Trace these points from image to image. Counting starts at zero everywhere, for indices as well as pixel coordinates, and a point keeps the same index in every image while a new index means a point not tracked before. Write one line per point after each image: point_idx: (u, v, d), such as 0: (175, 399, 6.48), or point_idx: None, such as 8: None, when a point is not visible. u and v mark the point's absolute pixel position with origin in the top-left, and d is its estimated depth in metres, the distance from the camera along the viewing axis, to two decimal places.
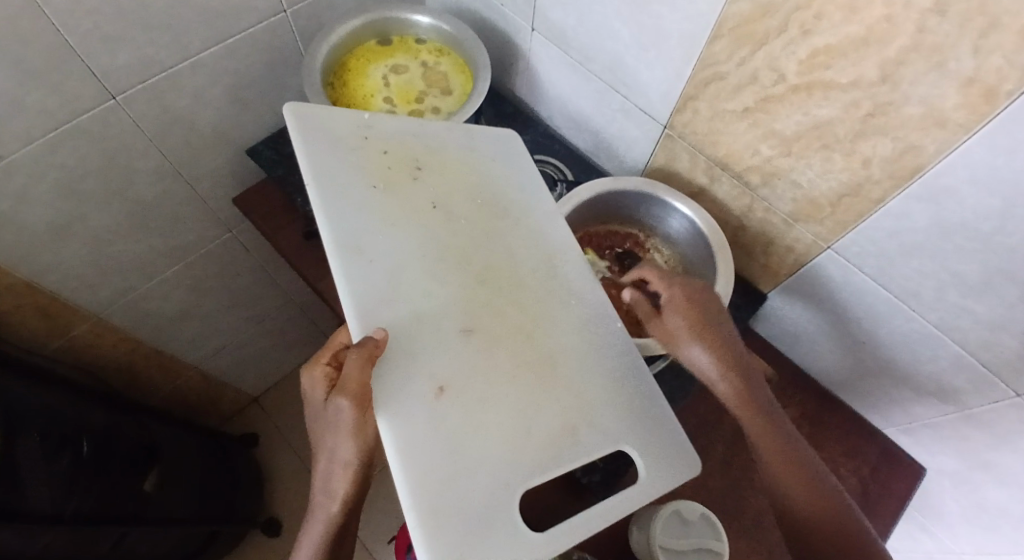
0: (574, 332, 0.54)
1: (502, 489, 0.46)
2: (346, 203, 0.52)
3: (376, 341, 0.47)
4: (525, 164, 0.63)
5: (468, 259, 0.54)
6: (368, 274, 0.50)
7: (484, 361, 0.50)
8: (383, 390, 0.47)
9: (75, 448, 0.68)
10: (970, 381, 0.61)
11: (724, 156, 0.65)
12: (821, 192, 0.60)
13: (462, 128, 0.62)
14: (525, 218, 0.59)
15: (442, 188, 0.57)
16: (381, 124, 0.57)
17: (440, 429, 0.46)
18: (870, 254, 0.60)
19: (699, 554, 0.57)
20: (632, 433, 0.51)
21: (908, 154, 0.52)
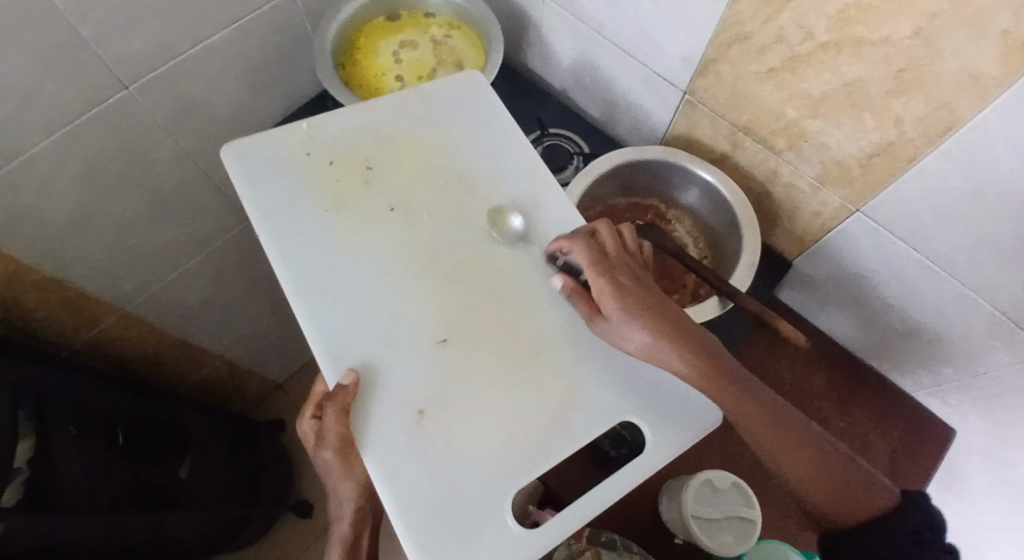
0: (563, 305, 0.52)
1: (494, 493, 0.45)
2: (300, 235, 0.52)
3: (346, 387, 0.46)
4: (493, 124, 0.59)
5: (438, 258, 0.53)
6: (332, 306, 0.49)
7: (464, 366, 0.49)
8: (362, 425, 0.46)
9: (109, 437, 0.69)
10: (1003, 343, 0.60)
11: (748, 121, 0.64)
12: (851, 154, 0.58)
13: (417, 103, 0.60)
14: (495, 190, 0.57)
15: (398, 187, 0.56)
16: (321, 133, 0.57)
17: (426, 448, 0.46)
18: (901, 217, 0.59)
19: (731, 522, 0.56)
20: (633, 405, 0.49)
21: (942, 111, 0.50)
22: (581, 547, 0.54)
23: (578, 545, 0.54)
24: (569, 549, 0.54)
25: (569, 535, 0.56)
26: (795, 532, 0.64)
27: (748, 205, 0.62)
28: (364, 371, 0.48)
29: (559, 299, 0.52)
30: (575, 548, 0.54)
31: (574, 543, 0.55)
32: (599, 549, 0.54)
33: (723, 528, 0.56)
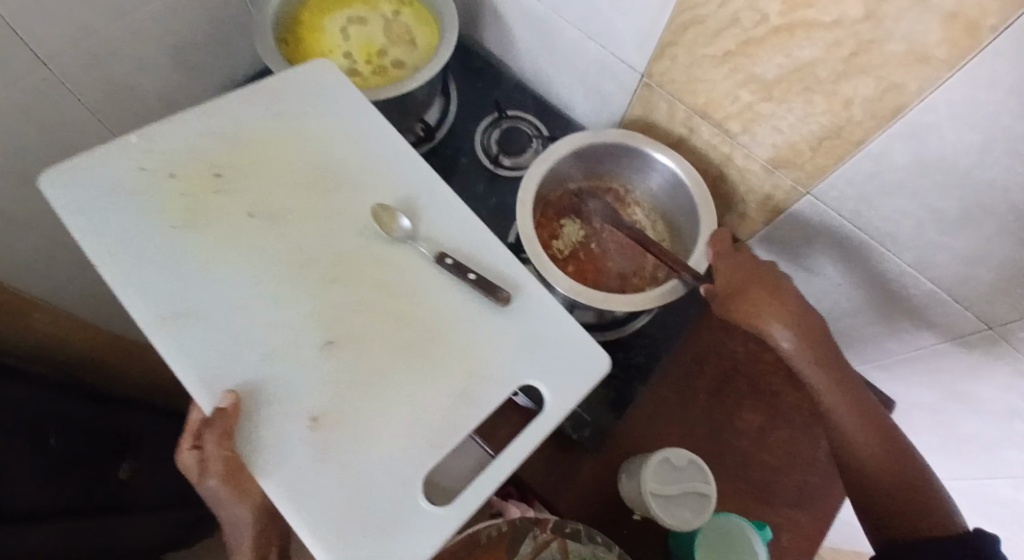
0: (445, 288, 0.52)
1: (405, 484, 0.45)
2: (153, 260, 0.48)
3: (225, 411, 0.44)
4: (345, 102, 0.58)
5: (313, 257, 0.51)
6: (195, 331, 0.47)
7: (351, 361, 0.48)
8: (251, 446, 0.44)
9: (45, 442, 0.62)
10: (943, 317, 0.63)
11: (703, 105, 0.64)
12: (803, 136, 0.60)
13: (262, 95, 0.56)
14: (362, 177, 0.55)
15: (255, 189, 0.53)
16: (150, 142, 0.52)
17: (326, 457, 0.45)
18: (851, 197, 0.60)
19: (688, 498, 0.56)
20: (528, 369, 0.51)
21: (889, 93, 0.52)
22: (546, 539, 0.53)
23: (543, 536, 0.53)
24: (534, 542, 0.52)
25: (532, 523, 0.53)
26: (751, 506, 0.65)
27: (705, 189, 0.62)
28: (244, 393, 0.46)
29: (447, 284, 0.52)
30: (540, 539, 0.53)
31: (538, 534, 0.53)
32: (565, 540, 0.53)
33: (680, 504, 0.56)
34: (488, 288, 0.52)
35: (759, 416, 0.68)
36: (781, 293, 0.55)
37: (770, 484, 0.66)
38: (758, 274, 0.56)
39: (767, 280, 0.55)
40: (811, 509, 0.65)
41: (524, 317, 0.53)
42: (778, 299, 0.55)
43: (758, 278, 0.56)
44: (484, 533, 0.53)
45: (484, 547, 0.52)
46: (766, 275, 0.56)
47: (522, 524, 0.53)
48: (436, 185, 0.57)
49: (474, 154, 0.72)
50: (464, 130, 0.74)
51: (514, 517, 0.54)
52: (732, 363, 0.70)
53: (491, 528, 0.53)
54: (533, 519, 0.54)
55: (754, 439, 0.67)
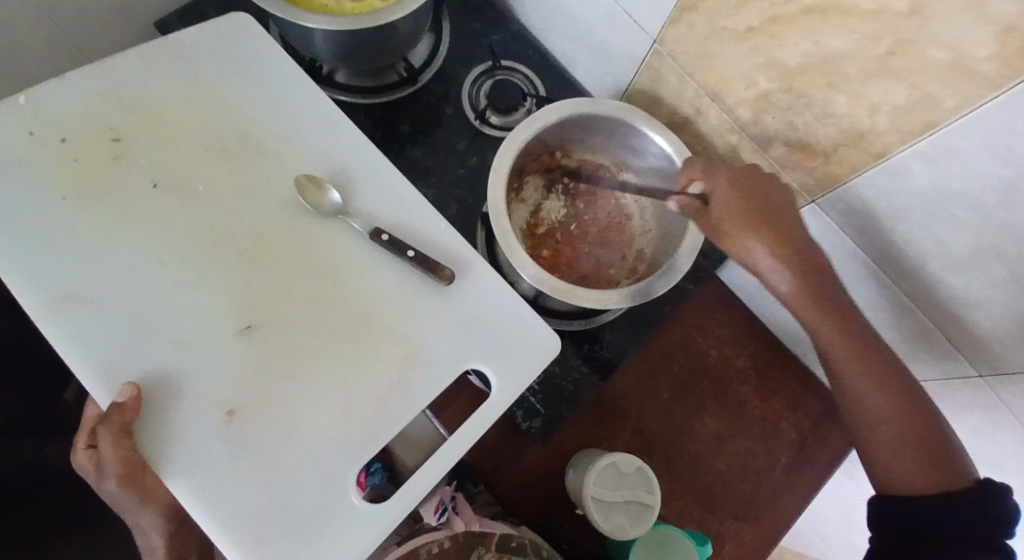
0: (370, 273, 0.53)
1: (337, 474, 0.48)
2: (61, 248, 0.49)
3: (124, 405, 0.45)
4: (257, 65, 0.57)
5: (229, 239, 0.52)
6: (93, 316, 0.48)
7: (268, 349, 0.50)
8: (155, 440, 0.46)
9: None
10: (930, 355, 0.60)
11: (715, 85, 0.57)
12: (817, 138, 0.53)
13: (164, 56, 0.55)
14: (281, 147, 0.55)
15: (158, 157, 0.53)
16: (39, 106, 0.51)
17: (245, 447, 0.47)
18: (858, 214, 0.55)
19: (629, 506, 0.55)
20: (468, 354, 0.52)
21: (921, 106, 0.45)
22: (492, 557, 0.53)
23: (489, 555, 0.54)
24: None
25: (477, 541, 0.54)
26: (692, 512, 0.64)
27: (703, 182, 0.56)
28: (144, 389, 0.47)
29: (384, 260, 0.53)
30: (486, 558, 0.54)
31: (483, 552, 0.54)
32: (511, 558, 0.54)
33: (621, 511, 0.55)
34: (430, 265, 0.52)
35: (719, 422, 0.66)
36: (781, 228, 0.51)
37: (717, 492, 0.65)
38: (765, 206, 0.51)
39: (774, 215, 0.51)
40: (754, 522, 0.64)
41: (462, 300, 0.53)
42: (777, 238, 0.51)
43: (757, 214, 0.51)
44: (424, 548, 0.53)
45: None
46: (769, 210, 0.51)
47: (466, 540, 0.54)
48: (366, 155, 0.56)
49: (458, 106, 0.66)
50: (451, 77, 0.67)
51: (458, 535, 0.54)
52: (700, 365, 0.68)
53: (433, 544, 0.54)
54: (478, 537, 0.54)
55: (708, 445, 0.66)
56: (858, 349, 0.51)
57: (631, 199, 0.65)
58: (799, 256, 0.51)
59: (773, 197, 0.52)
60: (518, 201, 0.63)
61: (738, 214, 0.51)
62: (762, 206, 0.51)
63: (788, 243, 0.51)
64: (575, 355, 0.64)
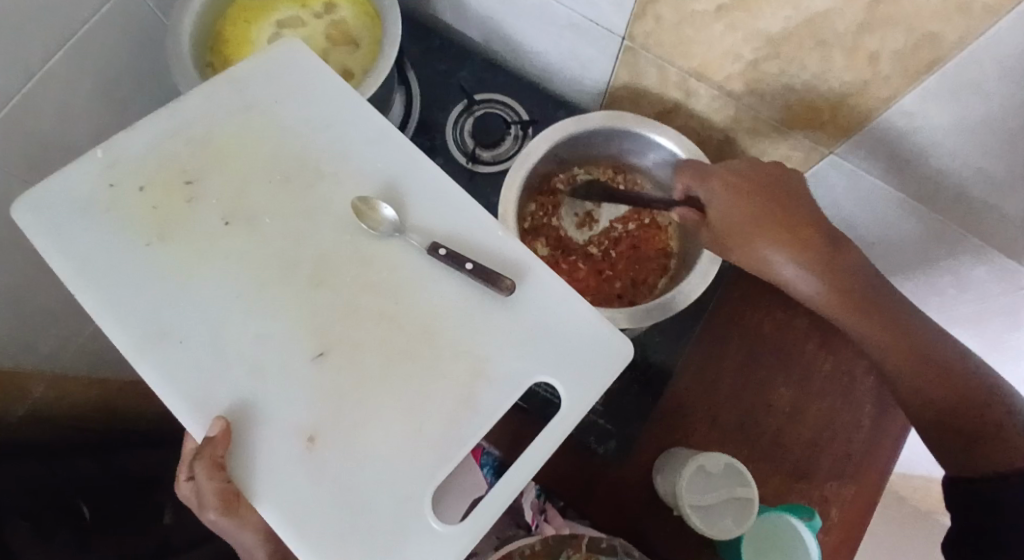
0: (441, 282, 0.47)
1: (413, 498, 0.42)
2: (122, 284, 0.45)
3: (214, 439, 0.41)
4: (318, 87, 0.52)
5: (294, 265, 0.47)
6: (180, 356, 0.44)
7: (349, 378, 0.45)
8: (245, 469, 0.42)
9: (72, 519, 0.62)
10: (993, 271, 0.59)
11: (699, 67, 0.54)
12: (820, 95, 0.50)
13: (225, 88, 0.51)
14: (340, 169, 0.50)
15: (227, 192, 0.49)
16: (115, 155, 0.49)
17: (325, 480, 0.42)
18: (885, 156, 0.52)
19: (728, 504, 0.56)
20: (542, 364, 0.46)
21: (924, 46, 0.42)
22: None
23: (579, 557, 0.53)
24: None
25: (566, 543, 0.53)
26: (790, 485, 0.64)
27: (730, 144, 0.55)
28: (233, 418, 0.43)
29: (442, 275, 0.47)
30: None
31: (573, 554, 0.53)
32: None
33: (720, 513, 0.56)
34: (488, 276, 0.46)
35: (792, 389, 0.66)
36: (796, 224, 0.51)
37: (809, 457, 0.64)
38: (772, 201, 0.51)
39: (784, 210, 0.51)
40: (855, 479, 0.64)
41: (525, 307, 0.47)
42: (793, 236, 0.51)
43: (767, 203, 0.51)
44: (518, 551, 0.52)
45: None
46: (784, 200, 0.51)
47: (556, 543, 0.53)
48: (426, 171, 0.51)
49: (448, 152, 0.65)
50: (433, 125, 0.66)
51: (548, 536, 0.53)
52: (758, 337, 0.68)
53: (525, 546, 0.53)
54: (567, 540, 0.53)
55: (788, 414, 0.65)
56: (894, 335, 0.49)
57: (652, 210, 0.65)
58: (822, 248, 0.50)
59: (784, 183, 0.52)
60: (540, 228, 0.65)
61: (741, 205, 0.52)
62: (776, 197, 0.51)
63: (801, 236, 0.50)
64: (631, 369, 0.67)
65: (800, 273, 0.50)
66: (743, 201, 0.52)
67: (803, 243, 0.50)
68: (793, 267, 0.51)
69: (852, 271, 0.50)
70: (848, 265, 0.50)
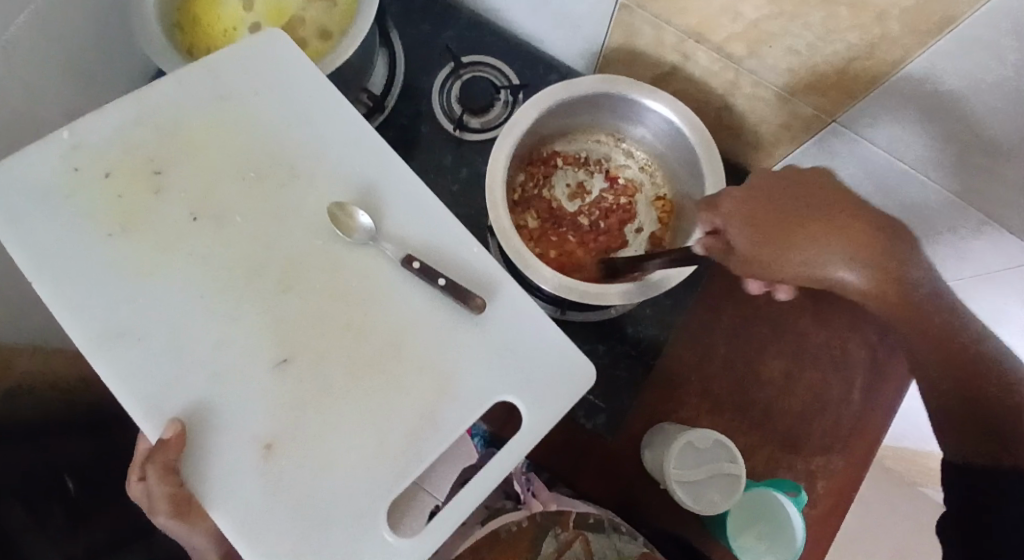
0: (406, 297, 0.46)
1: (367, 519, 0.42)
2: (78, 277, 0.43)
3: (168, 442, 0.40)
4: (296, 73, 0.50)
5: (262, 267, 0.45)
6: (138, 354, 0.42)
7: (313, 387, 0.44)
8: (197, 476, 0.41)
9: (60, 490, 0.62)
10: (991, 242, 0.57)
11: (697, 26, 0.51)
12: (824, 57, 0.48)
13: (198, 73, 0.49)
14: (314, 168, 0.48)
15: (196, 185, 0.46)
16: (81, 137, 0.46)
17: (278, 494, 0.41)
18: (892, 122, 0.50)
19: (716, 480, 0.55)
20: (506, 389, 0.45)
21: (934, 4, 0.39)
22: (569, 537, 0.54)
23: (565, 534, 0.54)
24: (556, 540, 0.54)
25: (553, 521, 0.55)
26: (779, 458, 0.63)
27: (716, 145, 0.54)
28: (190, 420, 0.42)
29: (412, 288, 0.46)
30: (562, 537, 0.54)
31: (561, 531, 0.54)
32: (587, 536, 0.54)
33: (708, 488, 0.55)
34: (460, 294, 0.45)
35: (785, 362, 0.65)
36: (857, 220, 0.45)
37: (799, 430, 0.64)
38: (794, 200, 0.46)
39: (813, 208, 0.45)
40: (846, 451, 0.64)
41: (493, 330, 0.46)
42: (847, 234, 0.44)
43: (813, 201, 0.45)
44: (504, 528, 0.54)
45: (507, 543, 0.54)
46: (822, 199, 0.45)
47: (544, 520, 0.55)
48: (400, 177, 0.49)
49: (433, 119, 0.63)
50: (418, 90, 0.63)
51: (535, 514, 0.55)
52: (752, 310, 0.66)
53: (512, 523, 0.54)
54: (555, 517, 0.55)
55: (780, 387, 0.65)
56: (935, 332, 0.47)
57: (643, 183, 0.63)
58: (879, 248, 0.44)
59: (803, 182, 0.46)
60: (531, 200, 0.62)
61: (768, 205, 0.46)
62: (806, 196, 0.46)
63: (862, 236, 0.44)
64: (621, 343, 0.65)
65: (861, 276, 0.44)
66: (763, 206, 0.46)
67: (864, 244, 0.44)
68: (852, 269, 0.44)
69: (902, 270, 0.45)
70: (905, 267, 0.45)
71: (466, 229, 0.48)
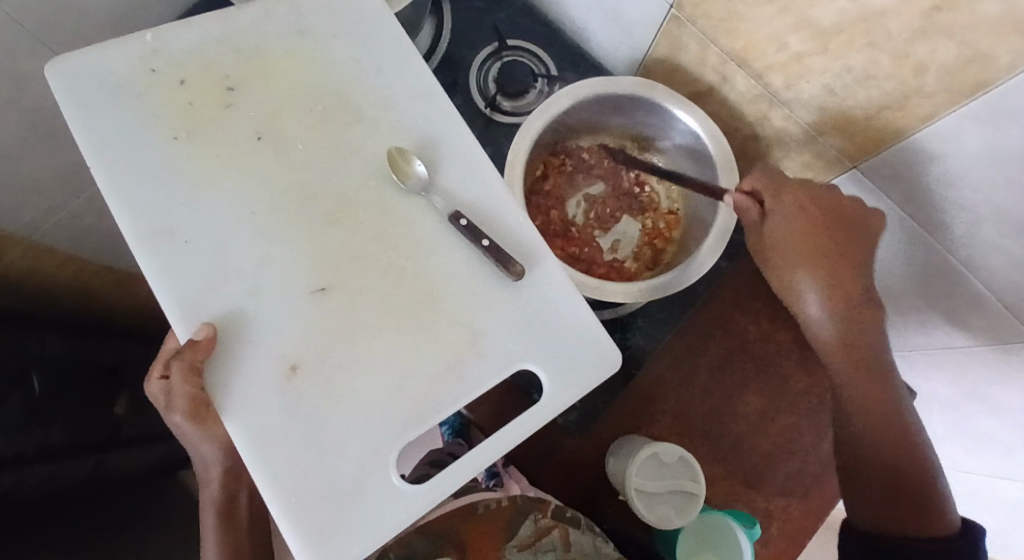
0: (453, 251, 0.47)
1: (379, 453, 0.43)
2: (140, 173, 0.44)
3: (198, 343, 0.41)
4: (380, 21, 0.51)
5: (316, 197, 0.46)
6: (184, 257, 0.43)
7: (344, 319, 0.45)
8: (220, 383, 0.42)
9: (27, 386, 0.59)
10: (987, 321, 0.55)
11: (741, 50, 0.52)
12: (856, 101, 0.49)
13: (282, 2, 0.49)
14: (382, 116, 0.49)
15: (265, 108, 0.47)
16: (161, 39, 0.47)
17: (300, 413, 0.42)
18: (912, 177, 0.50)
19: (673, 496, 0.56)
20: (532, 356, 0.46)
21: (973, 64, 0.40)
22: (548, 524, 0.50)
23: (544, 521, 0.50)
24: (534, 525, 0.50)
25: (533, 506, 0.51)
26: (738, 492, 0.64)
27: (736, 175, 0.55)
28: (221, 327, 0.43)
29: (456, 244, 0.47)
30: (541, 524, 0.50)
31: (539, 518, 0.50)
32: (566, 528, 0.50)
33: (665, 501, 0.56)
34: (502, 257, 0.46)
35: (762, 400, 0.66)
36: (841, 255, 0.51)
37: (764, 469, 0.64)
38: (841, 233, 0.51)
39: (845, 245, 0.51)
40: (804, 498, 0.64)
41: (531, 296, 0.47)
42: (835, 269, 0.51)
43: (822, 236, 0.51)
44: (482, 505, 0.50)
45: (482, 519, 0.50)
46: (842, 241, 0.51)
47: (524, 504, 0.50)
48: (462, 137, 0.50)
49: (468, 94, 0.64)
50: (459, 64, 0.65)
51: (516, 495, 0.51)
52: (740, 343, 0.67)
53: (491, 500, 0.50)
54: (535, 501, 0.51)
55: (753, 423, 0.65)
56: (876, 394, 0.52)
57: (660, 197, 0.65)
58: (853, 296, 0.51)
59: (850, 212, 0.51)
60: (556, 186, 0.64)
61: (799, 238, 0.51)
62: (842, 240, 0.51)
63: (840, 278, 0.51)
64: None
65: (822, 306, 0.51)
66: (806, 218, 0.51)
67: (844, 286, 0.51)
68: (821, 297, 0.51)
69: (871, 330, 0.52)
70: (864, 324, 0.52)
71: (516, 202, 0.49)
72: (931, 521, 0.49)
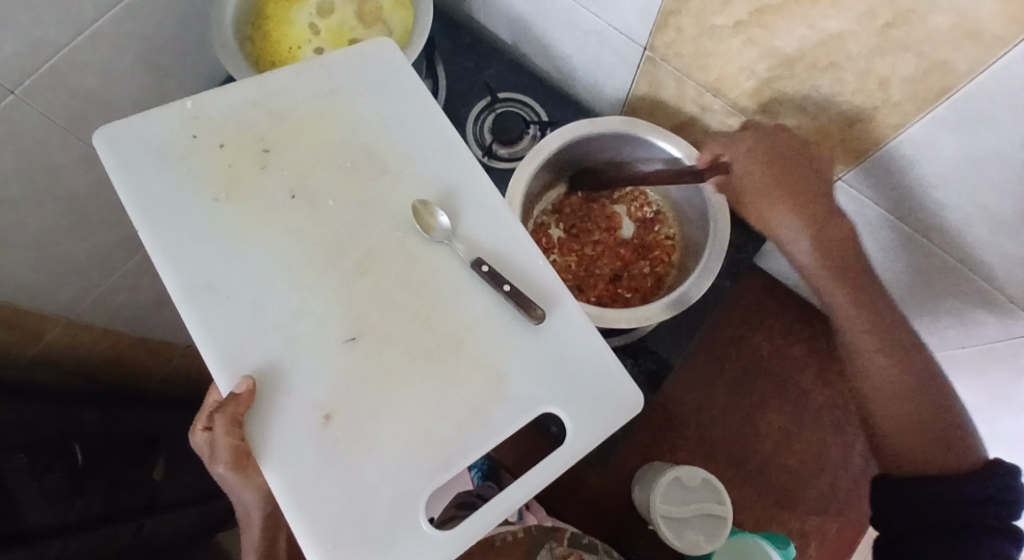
0: (475, 296, 0.49)
1: (408, 500, 0.44)
2: (185, 231, 0.48)
3: (239, 396, 0.43)
4: (402, 83, 0.55)
5: (346, 251, 0.50)
6: (226, 311, 0.46)
7: (374, 367, 0.47)
8: (260, 431, 0.44)
9: (68, 458, 0.62)
10: (995, 316, 0.55)
11: (715, 82, 0.55)
12: (830, 118, 0.51)
13: (314, 69, 0.54)
14: (404, 169, 0.53)
15: (299, 168, 0.51)
16: (203, 109, 0.51)
17: (332, 459, 0.44)
18: (882, 194, 0.54)
19: (701, 519, 0.56)
20: (552, 396, 0.48)
21: (933, 73, 0.42)
22: (564, 552, 0.53)
23: (560, 549, 0.53)
24: (550, 554, 0.53)
25: (549, 535, 0.54)
26: (771, 514, 0.63)
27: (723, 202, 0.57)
28: (259, 377, 0.45)
29: (478, 290, 0.50)
30: (557, 552, 0.53)
31: (555, 547, 0.53)
32: (583, 554, 0.53)
33: (693, 527, 0.55)
34: (522, 301, 0.48)
35: (784, 417, 0.66)
36: (805, 195, 0.52)
37: (794, 489, 0.64)
38: (791, 171, 0.52)
39: (795, 180, 0.52)
40: (839, 517, 0.64)
41: (553, 338, 0.49)
42: (808, 201, 0.52)
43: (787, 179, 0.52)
44: (499, 537, 0.54)
45: (500, 551, 0.53)
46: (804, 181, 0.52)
47: (540, 533, 0.54)
48: (482, 186, 0.53)
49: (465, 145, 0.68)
50: (456, 119, 0.69)
51: (531, 526, 0.54)
52: (754, 361, 0.67)
53: (507, 533, 0.54)
54: (550, 531, 0.54)
55: (776, 442, 0.65)
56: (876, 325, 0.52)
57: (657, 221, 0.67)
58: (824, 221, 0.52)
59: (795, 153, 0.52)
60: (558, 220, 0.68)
61: (763, 178, 0.52)
62: (799, 187, 0.52)
63: (813, 205, 0.52)
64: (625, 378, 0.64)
65: (807, 242, 0.53)
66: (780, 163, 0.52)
67: (815, 214, 0.52)
68: (796, 229, 0.53)
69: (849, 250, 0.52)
70: (849, 250, 0.52)
71: (532, 241, 0.52)
72: (963, 451, 0.49)
